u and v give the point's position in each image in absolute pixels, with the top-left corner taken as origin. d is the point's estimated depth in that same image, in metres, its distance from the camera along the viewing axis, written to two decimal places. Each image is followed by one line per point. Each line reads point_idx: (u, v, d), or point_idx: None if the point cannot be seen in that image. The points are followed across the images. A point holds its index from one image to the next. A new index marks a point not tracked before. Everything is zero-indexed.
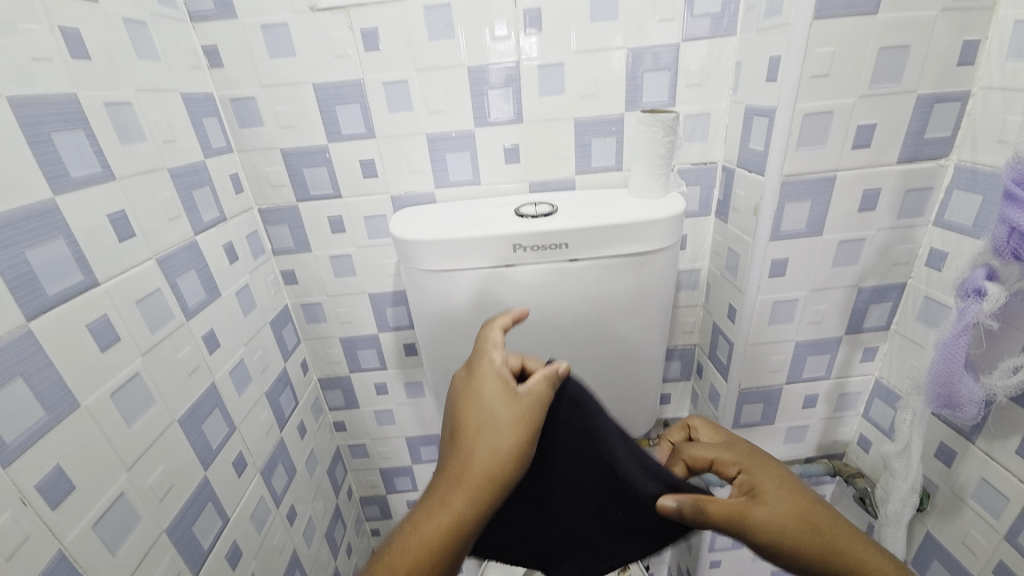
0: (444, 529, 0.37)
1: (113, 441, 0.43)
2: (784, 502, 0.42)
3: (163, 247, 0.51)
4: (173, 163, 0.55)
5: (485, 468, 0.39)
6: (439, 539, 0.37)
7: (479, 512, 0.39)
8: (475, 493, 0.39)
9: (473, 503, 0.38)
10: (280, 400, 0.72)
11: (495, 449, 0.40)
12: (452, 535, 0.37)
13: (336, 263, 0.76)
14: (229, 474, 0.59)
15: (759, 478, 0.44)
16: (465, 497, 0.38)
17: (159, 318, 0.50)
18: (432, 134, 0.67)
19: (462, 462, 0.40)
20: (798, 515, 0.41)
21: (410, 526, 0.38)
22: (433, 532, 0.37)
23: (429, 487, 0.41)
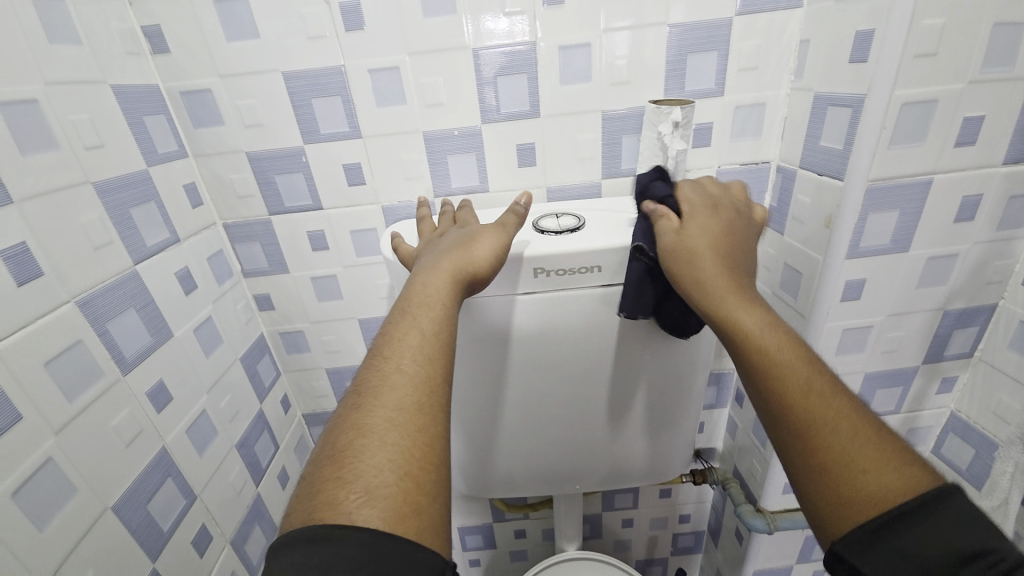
0: (417, 357, 0.33)
1: (17, 555, 0.32)
2: (744, 301, 0.36)
3: (86, 285, 0.40)
4: (102, 175, 0.43)
5: (445, 279, 0.39)
6: (419, 376, 0.32)
7: (441, 373, 0.33)
8: (440, 328, 0.36)
9: (440, 329, 0.36)
10: (256, 449, 0.62)
11: (448, 274, 0.39)
12: (432, 370, 0.33)
13: (319, 285, 0.64)
14: (189, 556, 0.48)
15: (727, 289, 0.37)
16: (427, 322, 0.35)
17: (81, 381, 0.38)
18: (429, 133, 0.56)
19: (414, 293, 0.38)
20: (710, 267, 0.38)
21: (376, 377, 0.32)
22: (408, 370, 0.32)
23: (373, 347, 0.35)
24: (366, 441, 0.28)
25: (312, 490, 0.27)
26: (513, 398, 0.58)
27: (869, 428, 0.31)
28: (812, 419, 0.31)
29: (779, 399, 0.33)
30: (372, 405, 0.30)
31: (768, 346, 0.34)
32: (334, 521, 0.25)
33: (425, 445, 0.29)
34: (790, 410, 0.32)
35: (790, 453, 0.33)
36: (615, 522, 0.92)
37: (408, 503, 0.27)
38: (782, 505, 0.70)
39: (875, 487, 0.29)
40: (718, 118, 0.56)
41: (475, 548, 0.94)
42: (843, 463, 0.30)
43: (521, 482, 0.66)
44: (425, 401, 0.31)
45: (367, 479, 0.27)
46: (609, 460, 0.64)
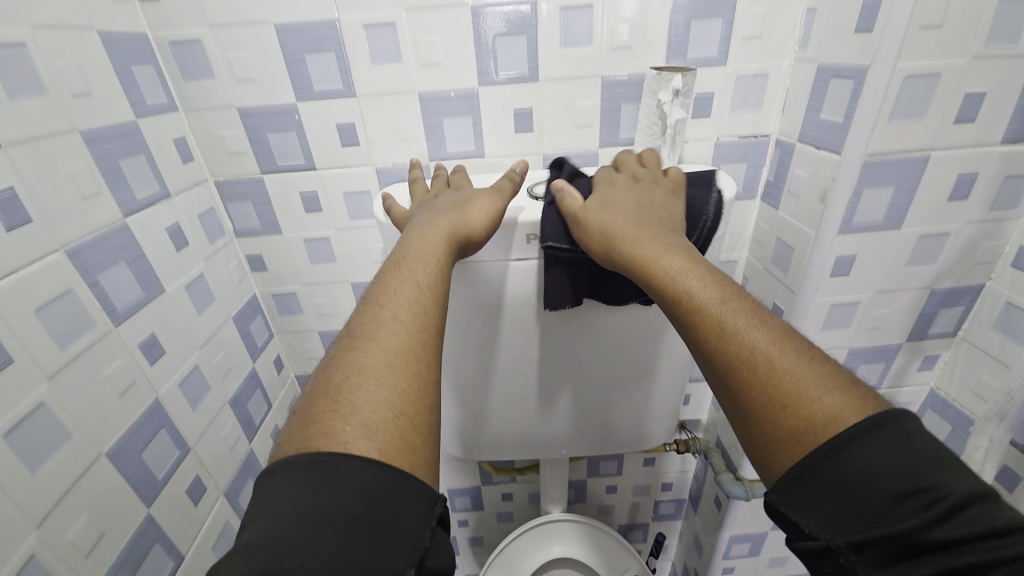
0: (413, 306, 0.34)
1: (12, 493, 0.33)
2: (661, 252, 0.38)
3: (75, 235, 0.40)
4: (89, 124, 0.42)
5: (442, 236, 0.39)
6: (414, 324, 0.33)
7: (434, 324, 0.34)
8: (435, 282, 0.36)
9: (435, 282, 0.36)
10: (249, 407, 0.63)
11: (445, 231, 0.40)
12: (427, 321, 0.33)
13: (312, 247, 0.64)
14: (184, 505, 0.49)
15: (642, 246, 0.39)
16: (424, 274, 0.36)
17: (72, 329, 0.39)
18: (425, 94, 0.55)
19: (411, 247, 0.38)
20: (620, 225, 0.41)
21: (371, 322, 0.32)
22: (403, 318, 0.33)
23: (368, 296, 0.35)
24: (361, 378, 0.29)
25: (308, 423, 0.27)
26: (503, 364, 0.59)
27: (798, 354, 0.31)
28: (737, 352, 0.32)
29: (704, 341, 0.34)
30: (368, 347, 0.31)
31: (689, 292, 0.35)
32: (332, 450, 0.26)
33: (419, 387, 0.30)
34: (718, 347, 0.33)
35: (728, 391, 0.33)
36: (600, 488, 0.95)
37: (402, 438, 0.28)
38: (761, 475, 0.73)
39: (812, 413, 0.29)
40: (720, 87, 0.55)
41: (463, 509, 0.97)
42: (774, 391, 0.30)
43: (510, 446, 0.68)
44: (420, 348, 0.32)
45: (362, 413, 0.27)
46: (595, 426, 0.65)
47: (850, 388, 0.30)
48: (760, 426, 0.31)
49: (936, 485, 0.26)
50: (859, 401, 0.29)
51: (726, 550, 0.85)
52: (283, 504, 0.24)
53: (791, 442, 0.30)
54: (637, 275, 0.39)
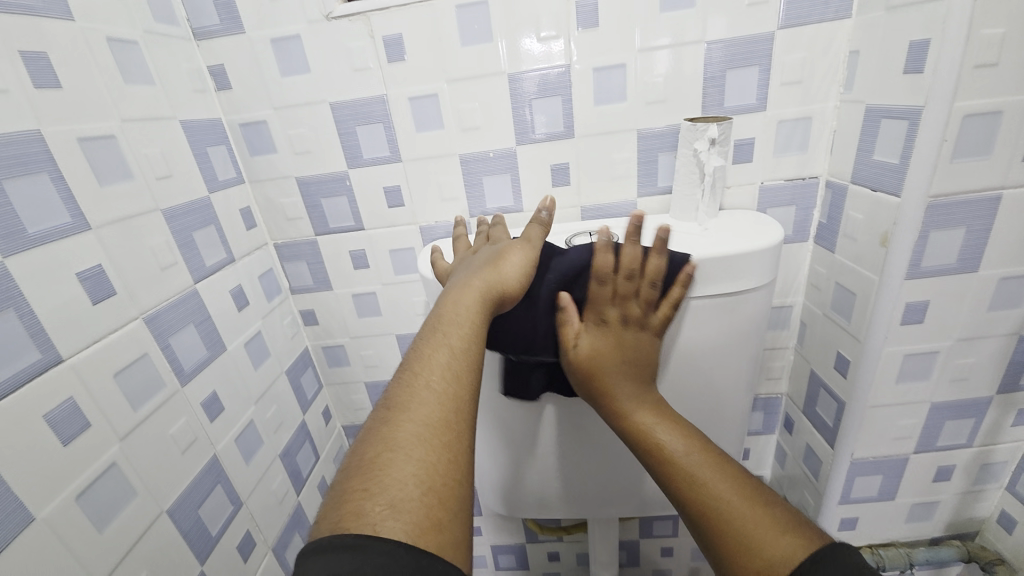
0: (446, 374, 0.34)
1: (77, 556, 0.34)
2: (654, 420, 0.42)
3: (152, 302, 0.44)
4: (169, 202, 0.47)
5: (475, 297, 0.40)
6: (447, 392, 0.33)
7: (467, 393, 0.34)
8: (469, 348, 0.36)
9: (468, 347, 0.36)
10: (298, 459, 0.64)
11: (478, 293, 0.40)
12: (459, 388, 0.33)
13: (360, 302, 0.67)
14: (235, 561, 0.50)
15: (613, 385, 0.45)
16: (457, 339, 0.36)
17: (145, 391, 0.42)
18: (465, 155, 0.57)
19: (445, 311, 0.39)
20: (593, 361, 0.46)
21: (406, 391, 0.33)
22: (436, 387, 0.33)
23: (404, 364, 0.36)
24: (394, 454, 0.29)
25: (339, 501, 0.28)
26: (546, 410, 0.56)
27: (750, 499, 0.35)
28: (708, 502, 0.36)
29: (678, 488, 0.38)
30: (401, 419, 0.31)
31: (659, 443, 0.41)
32: (361, 531, 0.25)
33: (449, 460, 0.30)
34: (700, 513, 0.36)
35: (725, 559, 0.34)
36: (654, 550, 0.88)
37: (434, 518, 0.27)
38: None
39: (767, 555, 0.31)
40: (761, 133, 0.54)
41: (507, 568, 0.92)
42: (745, 540, 0.33)
43: (551, 503, 0.65)
44: (452, 417, 0.32)
45: (392, 489, 0.27)
46: (646, 478, 0.61)
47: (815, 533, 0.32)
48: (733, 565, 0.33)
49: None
50: (815, 542, 0.31)
51: None
52: None
53: None
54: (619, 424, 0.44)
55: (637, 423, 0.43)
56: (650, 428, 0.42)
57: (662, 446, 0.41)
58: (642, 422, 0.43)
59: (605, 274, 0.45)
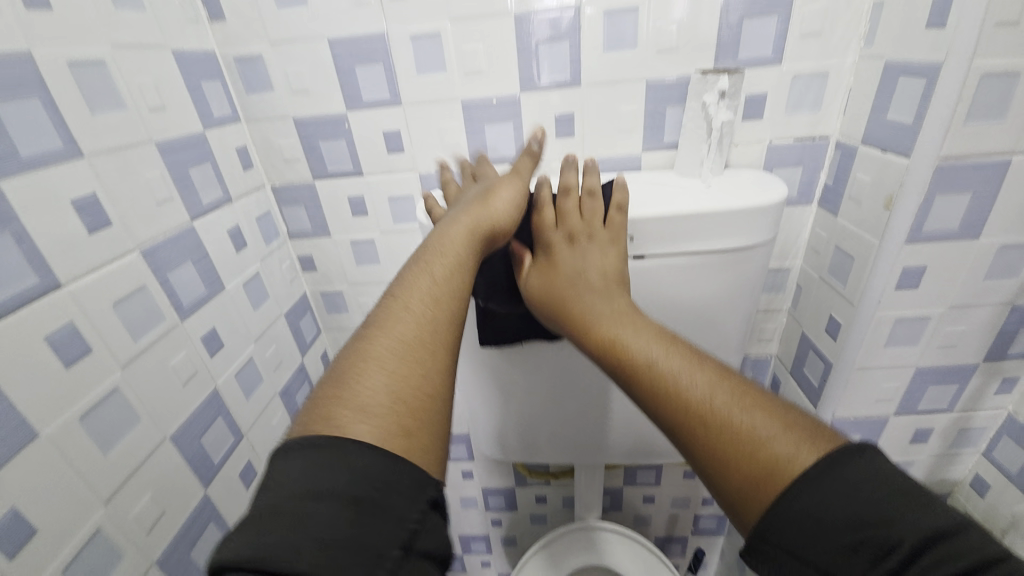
0: (428, 301, 0.34)
1: (84, 472, 0.36)
2: (627, 329, 0.37)
3: (150, 236, 0.44)
4: (164, 136, 0.46)
5: (464, 230, 0.40)
6: (427, 317, 0.33)
7: (448, 321, 0.34)
8: (450, 273, 0.36)
9: (451, 277, 0.36)
10: (297, 398, 0.67)
11: (467, 229, 0.40)
12: (439, 315, 0.34)
13: (358, 249, 0.67)
14: (237, 487, 0.53)
15: (578, 297, 0.42)
16: (441, 269, 0.36)
17: (144, 323, 0.42)
18: (467, 101, 0.56)
19: (433, 243, 0.39)
20: (547, 286, 0.45)
21: (387, 313, 0.33)
22: (416, 311, 0.33)
23: (389, 289, 0.36)
24: (368, 366, 0.30)
25: (314, 407, 0.29)
26: (541, 360, 0.58)
27: (743, 400, 0.31)
28: (693, 410, 0.31)
29: (652, 398, 0.34)
30: (379, 337, 0.32)
31: (628, 351, 0.36)
32: (329, 433, 0.27)
33: (421, 377, 0.30)
34: (684, 423, 0.31)
35: (714, 464, 0.30)
36: (637, 499, 0.93)
37: (400, 420, 0.28)
38: None
39: (764, 458, 0.28)
40: (774, 88, 0.52)
41: (496, 509, 0.98)
42: (739, 447, 0.29)
43: (538, 449, 0.67)
44: (430, 339, 0.32)
45: (362, 399, 0.28)
46: (636, 431, 0.63)
47: (823, 434, 0.29)
48: (722, 475, 0.29)
49: (894, 531, 0.24)
50: (821, 443, 0.28)
51: None
52: (290, 479, 0.25)
53: (754, 490, 0.28)
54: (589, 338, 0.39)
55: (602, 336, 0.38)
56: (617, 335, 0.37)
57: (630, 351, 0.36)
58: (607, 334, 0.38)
59: (540, 200, 0.47)
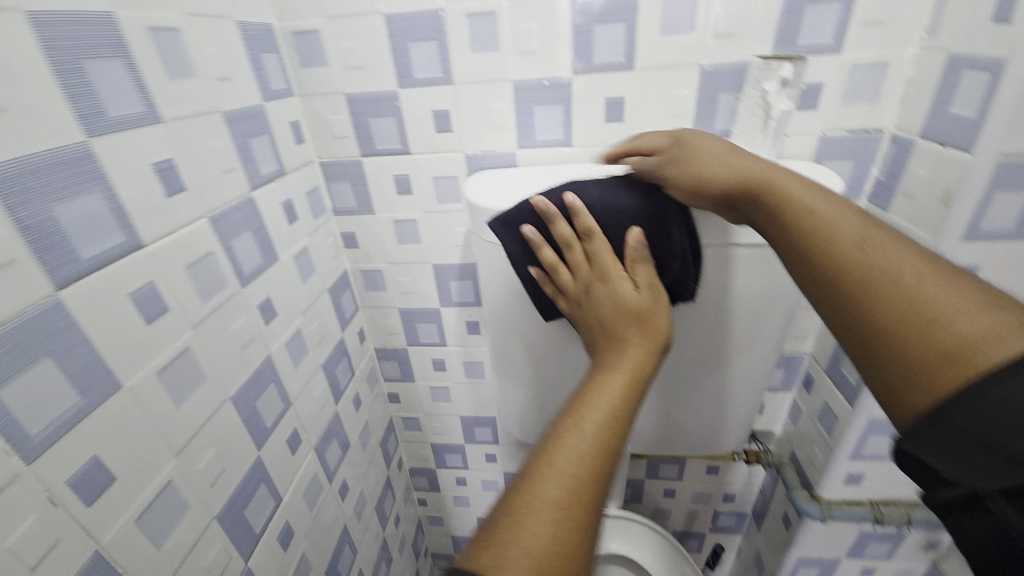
0: (585, 458, 0.36)
1: (159, 424, 0.38)
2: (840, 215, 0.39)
3: (216, 203, 0.45)
4: (228, 105, 0.47)
5: (619, 389, 0.40)
6: (581, 473, 0.35)
7: (600, 473, 0.36)
8: (604, 429, 0.38)
9: (601, 435, 0.37)
10: (336, 371, 0.68)
11: (623, 388, 0.40)
12: (595, 473, 0.35)
13: (400, 228, 0.68)
14: (284, 453, 0.55)
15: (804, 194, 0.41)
16: (594, 426, 0.38)
17: (210, 286, 0.44)
18: (519, 81, 0.56)
19: (588, 393, 0.40)
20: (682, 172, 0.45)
21: (542, 458, 0.36)
22: (574, 466, 0.35)
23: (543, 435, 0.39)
24: (527, 514, 0.33)
25: (474, 552, 0.32)
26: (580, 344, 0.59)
27: (920, 271, 0.35)
28: (854, 273, 0.36)
29: (901, 290, 0.34)
30: (544, 474, 0.35)
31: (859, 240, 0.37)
32: (487, 569, 0.30)
33: (573, 530, 0.33)
34: (829, 282, 0.37)
35: (844, 314, 0.37)
36: (657, 488, 0.94)
37: (556, 566, 0.31)
38: (840, 498, 0.71)
39: (955, 336, 0.32)
40: (831, 77, 0.51)
41: None
42: (948, 323, 0.32)
43: None
44: (582, 495, 0.34)
45: (520, 545, 0.31)
46: (668, 419, 0.64)
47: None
48: (888, 337, 0.34)
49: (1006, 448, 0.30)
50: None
51: (793, 569, 0.81)
52: None
53: (951, 362, 0.32)
54: (770, 223, 0.40)
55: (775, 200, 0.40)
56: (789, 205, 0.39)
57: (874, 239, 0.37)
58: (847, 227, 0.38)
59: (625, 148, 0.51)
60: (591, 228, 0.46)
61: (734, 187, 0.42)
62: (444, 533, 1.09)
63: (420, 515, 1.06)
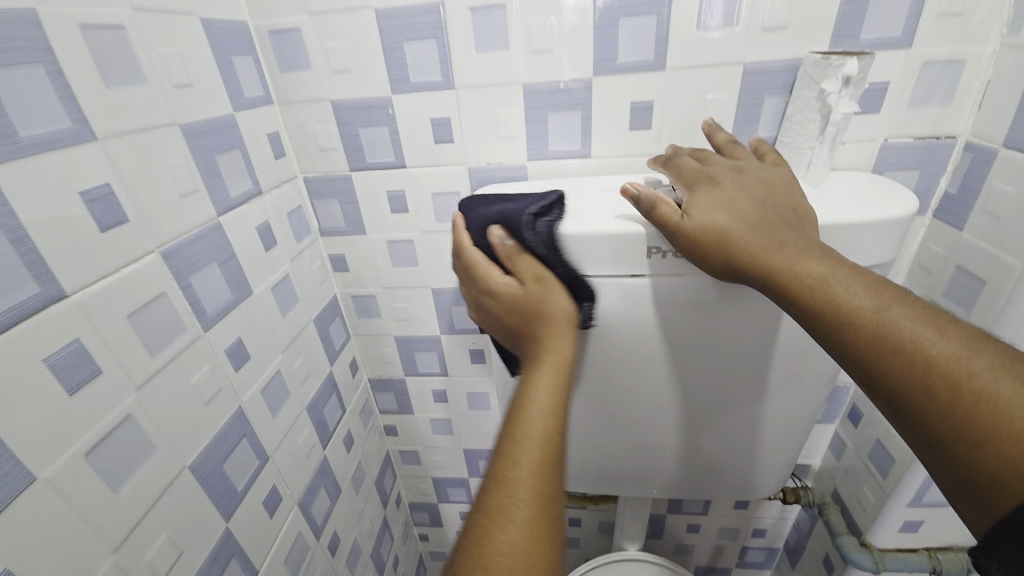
0: (536, 495, 0.29)
1: (90, 517, 0.30)
2: (851, 292, 0.32)
3: (172, 235, 0.38)
4: (189, 117, 0.40)
5: (547, 397, 0.33)
6: (533, 515, 0.29)
7: (551, 511, 0.30)
8: (543, 449, 0.31)
9: (542, 456, 0.31)
10: (325, 411, 0.61)
11: (551, 382, 0.34)
12: (544, 506, 0.29)
13: (395, 250, 0.61)
14: (260, 517, 0.47)
15: (813, 256, 0.34)
16: (535, 448, 0.31)
17: (163, 335, 0.36)
18: (530, 85, 0.49)
19: (518, 404, 0.33)
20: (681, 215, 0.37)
21: (490, 510, 0.29)
22: (526, 509, 0.29)
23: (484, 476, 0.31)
24: (500, 520, 0.28)
25: None
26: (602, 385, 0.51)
27: (968, 352, 0.28)
28: (878, 362, 0.30)
29: (936, 389, 0.28)
30: (499, 531, 0.28)
31: (877, 325, 0.30)
32: None
33: None
34: (874, 376, 0.31)
35: (900, 413, 0.30)
36: (679, 526, 0.86)
37: None
38: (894, 545, 0.62)
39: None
40: (897, 77, 0.44)
41: None
42: (1010, 431, 0.25)
43: (583, 476, 0.61)
44: (542, 537, 0.28)
45: None
46: (700, 464, 0.56)
47: None
48: (946, 446, 0.28)
49: None
50: None
51: None
52: None
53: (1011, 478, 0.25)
54: (783, 301, 0.34)
55: (789, 265, 0.34)
56: (798, 272, 0.33)
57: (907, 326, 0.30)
58: (868, 304, 0.31)
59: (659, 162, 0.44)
60: (476, 263, 0.39)
61: (731, 248, 0.36)
62: None
63: (421, 550, 0.98)
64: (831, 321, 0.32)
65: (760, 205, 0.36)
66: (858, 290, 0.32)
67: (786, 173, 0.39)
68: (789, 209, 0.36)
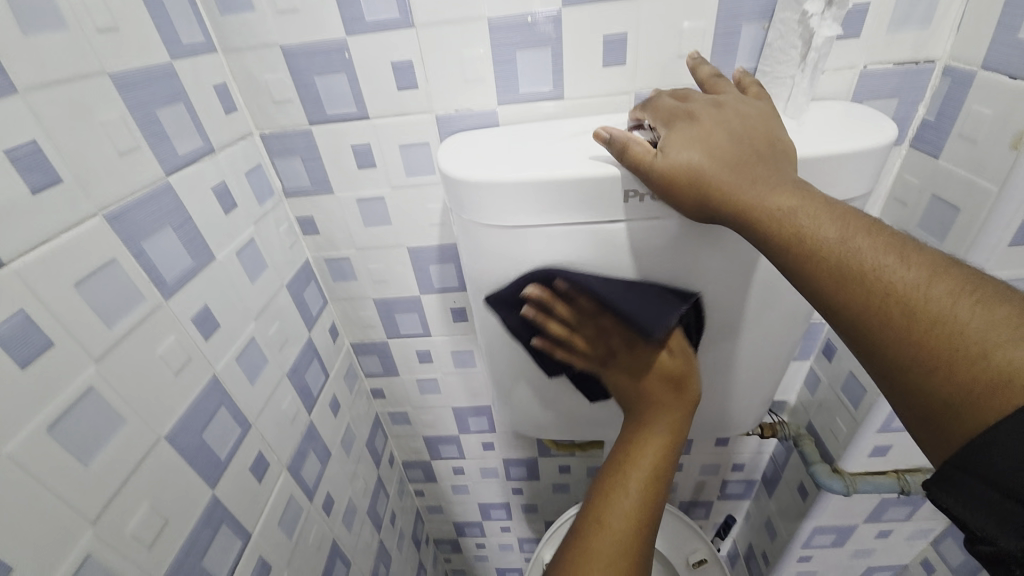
0: (622, 554, 0.41)
1: (62, 491, 0.30)
2: (819, 225, 0.31)
3: (115, 197, 0.35)
4: (119, 65, 0.36)
5: (653, 460, 0.44)
6: (626, 532, 0.42)
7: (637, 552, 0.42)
8: (646, 486, 0.44)
9: (628, 530, 0.42)
10: (307, 376, 0.60)
11: (655, 456, 0.45)
12: (638, 534, 0.42)
13: (366, 208, 0.58)
14: (249, 482, 0.47)
15: (783, 191, 0.33)
16: (632, 501, 0.43)
17: (119, 304, 0.35)
18: (495, 20, 0.45)
19: (599, 511, 0.44)
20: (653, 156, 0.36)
21: (580, 549, 0.43)
22: (609, 546, 0.42)
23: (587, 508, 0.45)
24: (590, 556, 0.42)
25: None
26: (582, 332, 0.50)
27: (930, 279, 0.27)
28: (842, 295, 0.30)
29: (894, 317, 0.28)
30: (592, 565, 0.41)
31: (842, 256, 0.30)
32: None
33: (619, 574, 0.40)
34: (836, 308, 0.30)
35: (860, 343, 0.30)
36: None
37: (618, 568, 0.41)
38: (863, 469, 0.66)
39: (984, 370, 0.24)
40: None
41: (518, 478, 0.95)
42: (962, 355, 0.25)
43: (567, 424, 0.62)
44: (637, 552, 0.42)
45: None
46: None
47: None
48: (901, 373, 0.28)
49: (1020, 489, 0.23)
50: None
51: (808, 539, 0.78)
52: None
53: (963, 400, 0.25)
54: (751, 238, 0.34)
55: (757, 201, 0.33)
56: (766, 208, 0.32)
57: (871, 255, 0.29)
58: (833, 237, 0.30)
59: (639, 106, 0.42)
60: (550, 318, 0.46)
61: (700, 187, 0.35)
62: (444, 520, 1.05)
63: (417, 505, 1.02)
64: (796, 256, 0.31)
65: (737, 139, 0.35)
66: (825, 222, 0.31)
67: (766, 106, 0.38)
68: (765, 143, 0.35)
